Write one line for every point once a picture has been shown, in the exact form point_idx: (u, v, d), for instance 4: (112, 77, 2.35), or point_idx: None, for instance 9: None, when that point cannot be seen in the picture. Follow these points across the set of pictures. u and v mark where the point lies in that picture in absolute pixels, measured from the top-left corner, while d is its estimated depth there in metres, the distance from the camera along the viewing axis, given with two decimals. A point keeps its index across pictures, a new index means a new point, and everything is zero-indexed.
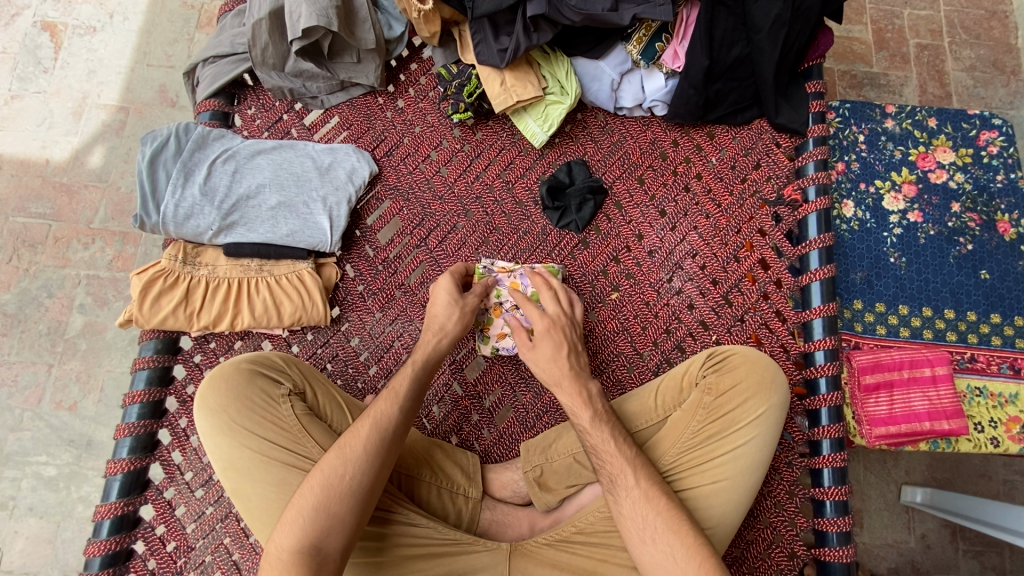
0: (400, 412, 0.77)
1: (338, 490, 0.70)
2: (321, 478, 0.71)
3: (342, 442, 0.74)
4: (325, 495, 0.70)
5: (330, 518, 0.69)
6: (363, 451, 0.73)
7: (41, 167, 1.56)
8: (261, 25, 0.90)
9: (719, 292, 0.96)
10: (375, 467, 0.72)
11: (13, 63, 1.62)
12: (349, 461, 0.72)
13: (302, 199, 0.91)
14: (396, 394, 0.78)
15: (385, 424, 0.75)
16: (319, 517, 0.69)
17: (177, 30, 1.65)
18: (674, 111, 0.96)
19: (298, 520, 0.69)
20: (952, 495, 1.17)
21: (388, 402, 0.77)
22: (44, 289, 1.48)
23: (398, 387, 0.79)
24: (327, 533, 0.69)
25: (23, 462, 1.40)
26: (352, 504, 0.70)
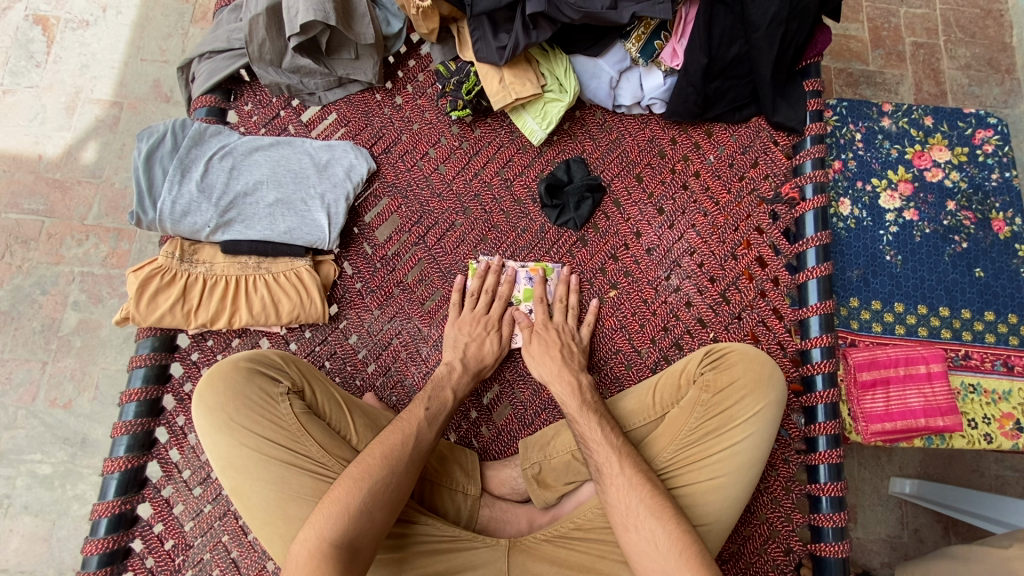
0: (435, 436, 0.79)
1: (381, 496, 0.72)
2: (368, 481, 0.72)
3: (383, 448, 0.75)
4: (371, 496, 0.71)
5: (369, 520, 0.70)
6: (407, 464, 0.75)
7: (34, 163, 1.55)
8: (258, 20, 0.89)
9: (716, 290, 0.96)
10: (414, 479, 0.75)
11: (4, 57, 1.60)
12: (397, 472, 0.73)
13: (300, 196, 0.91)
14: (435, 418, 0.81)
15: (424, 443, 0.78)
16: (358, 519, 0.69)
17: (171, 25, 1.63)
18: (673, 109, 0.96)
19: (341, 517, 0.69)
20: (939, 487, 1.21)
21: (428, 424, 0.80)
22: (37, 286, 1.47)
23: (434, 410, 0.81)
24: (363, 534, 0.69)
25: (18, 460, 1.39)
26: (389, 512, 0.72)
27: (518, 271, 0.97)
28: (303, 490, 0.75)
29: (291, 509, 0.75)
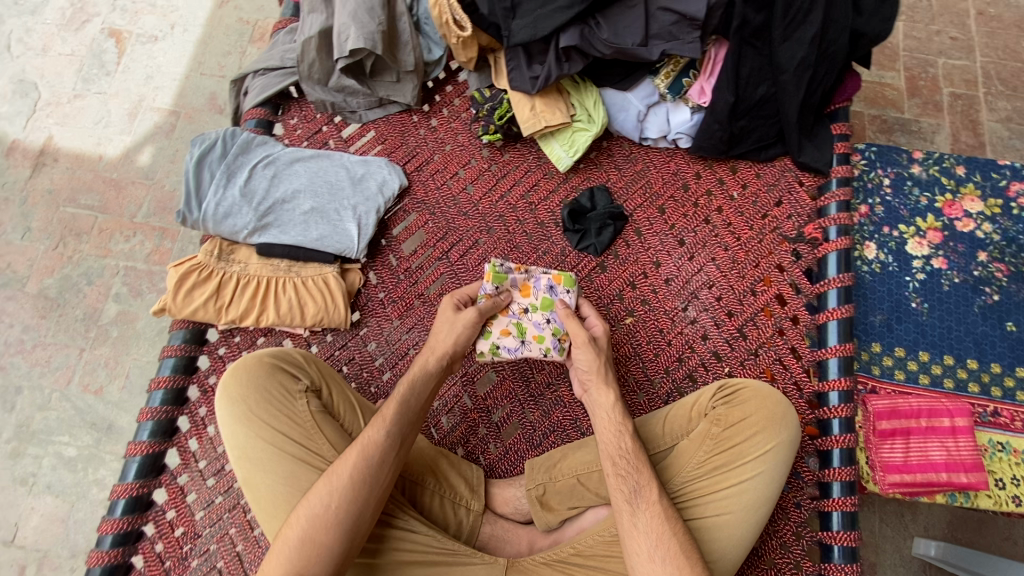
0: (385, 438, 0.77)
1: (324, 520, 0.72)
2: (308, 509, 0.72)
3: (332, 467, 0.76)
4: (312, 523, 0.72)
5: (315, 546, 0.71)
6: (347, 481, 0.74)
7: (94, 162, 1.67)
8: (309, 42, 0.94)
9: (734, 325, 0.96)
10: (363, 494, 0.74)
11: (79, 65, 1.75)
12: (336, 492, 0.73)
13: (334, 206, 0.96)
14: (383, 419, 0.78)
15: (373, 450, 0.76)
16: (306, 546, 0.71)
17: (231, 43, 1.76)
18: (699, 144, 0.98)
19: (285, 551, 0.71)
20: (966, 551, 1.15)
21: (375, 427, 0.78)
22: (84, 277, 1.56)
23: (386, 411, 0.79)
24: (312, 560, 0.70)
25: (47, 441, 1.45)
26: (339, 535, 0.72)
27: (540, 277, 0.92)
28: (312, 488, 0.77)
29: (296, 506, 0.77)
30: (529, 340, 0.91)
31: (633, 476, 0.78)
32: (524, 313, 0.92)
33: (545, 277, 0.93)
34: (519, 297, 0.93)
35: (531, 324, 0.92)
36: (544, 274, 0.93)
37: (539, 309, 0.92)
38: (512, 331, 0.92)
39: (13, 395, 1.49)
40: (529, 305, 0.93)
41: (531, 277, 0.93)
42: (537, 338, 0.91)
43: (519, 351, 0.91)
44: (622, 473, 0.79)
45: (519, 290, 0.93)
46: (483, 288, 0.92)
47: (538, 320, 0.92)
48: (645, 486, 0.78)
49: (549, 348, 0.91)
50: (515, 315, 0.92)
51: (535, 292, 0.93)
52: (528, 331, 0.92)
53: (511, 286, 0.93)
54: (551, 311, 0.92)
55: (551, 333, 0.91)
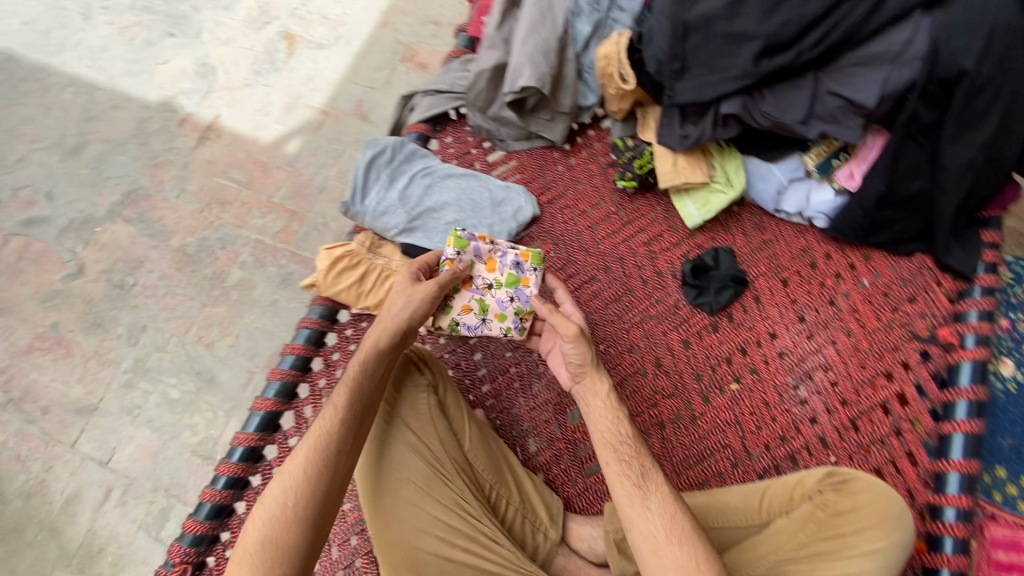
0: (341, 428, 0.77)
1: (284, 518, 0.73)
2: (266, 513, 0.73)
3: (289, 464, 0.77)
4: (273, 524, 0.72)
5: (279, 548, 0.71)
6: (299, 477, 0.75)
7: (249, 143, 1.87)
8: (482, 74, 1.03)
9: (846, 414, 0.94)
10: (318, 488, 0.74)
11: (254, 59, 1.99)
12: (296, 490, 0.74)
13: (474, 223, 1.03)
14: (335, 409, 0.78)
15: (324, 438, 0.77)
16: (267, 549, 0.71)
17: (385, 60, 1.95)
18: (837, 226, 0.98)
19: (246, 555, 0.71)
20: None
21: (331, 417, 0.78)
22: (219, 241, 1.74)
23: (337, 400, 0.79)
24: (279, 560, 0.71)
25: (157, 379, 1.60)
26: (299, 532, 0.72)
27: (506, 252, 0.94)
28: (419, 475, 0.86)
29: (403, 490, 0.86)
30: (491, 319, 0.94)
31: (637, 463, 0.78)
32: (490, 290, 0.94)
33: (512, 253, 0.94)
34: (483, 272, 0.94)
35: (493, 301, 0.94)
36: (511, 250, 0.94)
37: (504, 285, 0.94)
38: (473, 307, 0.93)
39: (138, 332, 1.66)
40: (495, 281, 0.94)
41: (498, 251, 0.95)
42: (499, 316, 0.94)
43: (480, 328, 0.94)
44: (625, 461, 0.79)
45: (486, 266, 0.94)
46: (445, 254, 0.92)
47: (500, 297, 0.94)
48: (652, 472, 0.78)
49: (510, 327, 0.94)
50: (480, 291, 0.94)
51: (501, 269, 0.94)
52: (488, 307, 0.94)
53: (474, 258, 0.93)
54: (516, 287, 0.94)
55: (513, 313, 0.93)
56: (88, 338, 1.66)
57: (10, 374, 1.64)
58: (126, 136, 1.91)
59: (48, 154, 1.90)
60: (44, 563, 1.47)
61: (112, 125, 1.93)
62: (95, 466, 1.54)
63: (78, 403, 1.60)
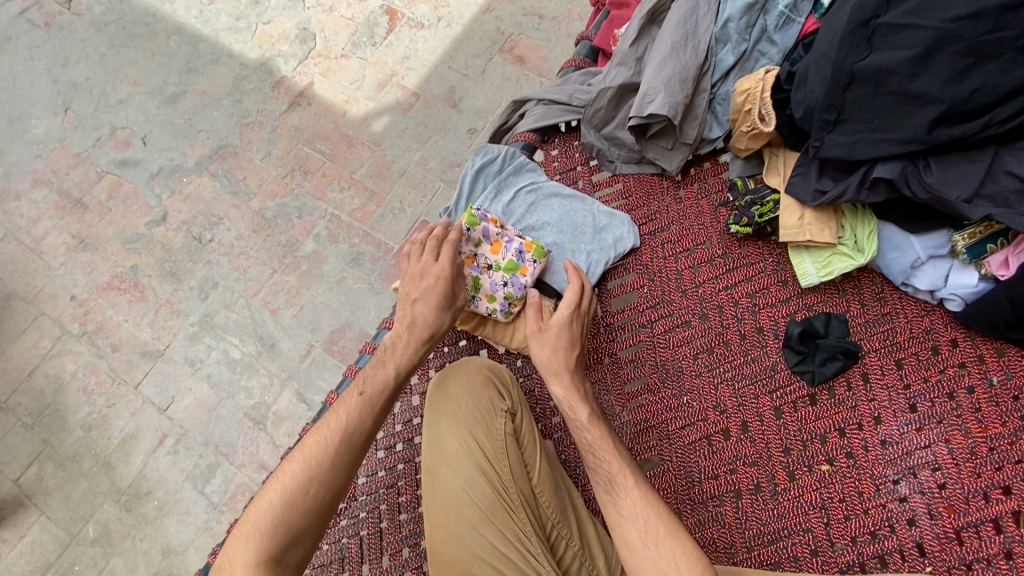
0: (369, 422, 0.80)
1: (303, 500, 0.74)
2: (289, 485, 0.75)
3: (305, 452, 0.77)
4: (293, 499, 0.74)
5: (290, 527, 0.73)
6: (327, 467, 0.76)
7: (338, 116, 1.87)
8: (606, 92, 0.98)
9: (951, 523, 0.85)
10: (336, 484, 0.76)
11: (354, 30, 1.98)
12: (319, 476, 0.75)
13: (572, 248, 0.99)
14: (366, 402, 0.81)
15: (350, 436, 0.78)
16: (283, 521, 0.73)
17: (483, 49, 1.90)
18: (974, 315, 0.89)
19: (263, 518, 0.73)
20: None
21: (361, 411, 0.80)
22: (297, 210, 1.76)
23: (366, 389, 0.82)
24: (290, 538, 0.73)
25: (221, 336, 1.64)
26: (312, 517, 0.75)
27: (512, 239, 0.93)
28: (482, 501, 0.82)
29: (466, 513, 0.82)
30: (481, 298, 0.91)
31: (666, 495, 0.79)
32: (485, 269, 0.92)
33: (517, 241, 0.93)
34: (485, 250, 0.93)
35: (487, 282, 0.91)
36: (517, 237, 0.93)
37: (503, 269, 0.91)
38: (467, 283, 0.91)
39: (209, 288, 1.70)
40: (494, 263, 0.92)
41: (505, 236, 0.93)
42: (489, 297, 0.91)
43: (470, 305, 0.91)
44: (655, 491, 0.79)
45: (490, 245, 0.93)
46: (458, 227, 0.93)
47: (494, 281, 0.91)
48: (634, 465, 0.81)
49: (496, 310, 0.91)
50: (479, 269, 0.92)
51: (504, 253, 0.93)
52: (483, 288, 0.91)
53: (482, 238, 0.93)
54: (513, 274, 0.91)
55: (503, 298, 0.91)
56: (162, 285, 1.72)
57: (88, 308, 1.71)
58: (222, 91, 1.94)
59: (147, 98, 1.95)
60: (97, 494, 1.53)
61: (210, 78, 1.96)
62: (154, 411, 1.60)
63: (146, 346, 1.66)
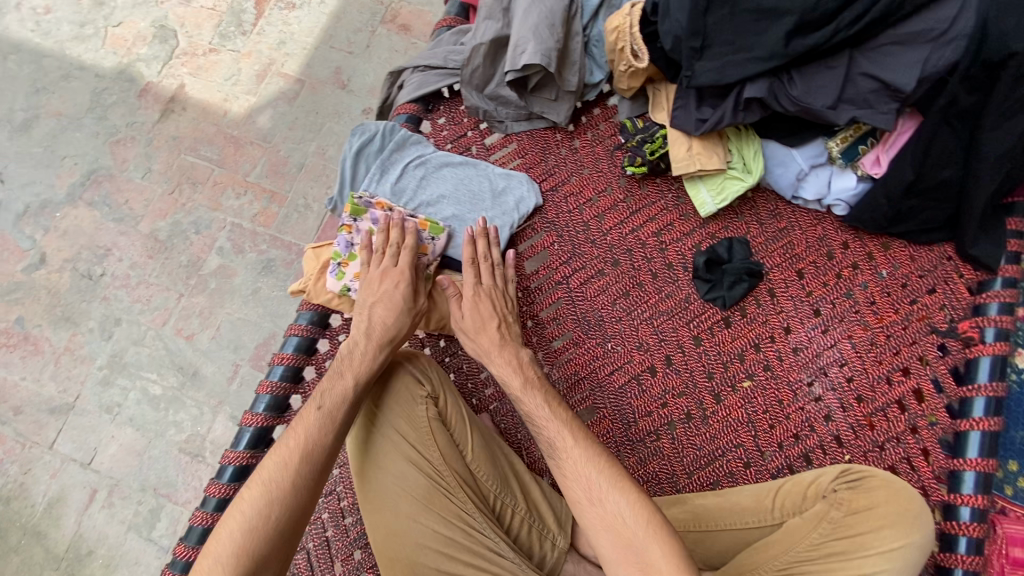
0: (329, 436, 0.76)
1: (262, 527, 0.71)
2: (246, 514, 0.71)
3: (262, 475, 0.74)
4: (253, 528, 0.71)
5: (252, 558, 0.69)
6: (288, 487, 0.73)
7: (218, 117, 1.73)
8: (479, 49, 0.94)
9: (862, 411, 0.91)
10: (297, 503, 0.73)
11: (218, 21, 1.81)
12: (277, 501, 0.72)
13: (473, 217, 0.95)
14: (324, 416, 0.77)
15: (309, 452, 0.75)
16: (241, 556, 0.69)
17: (363, 22, 1.79)
18: (857, 215, 0.93)
19: (222, 557, 0.69)
20: None
21: (319, 424, 0.76)
22: (193, 225, 1.63)
23: (326, 401, 0.78)
24: (254, 572, 0.69)
25: (135, 375, 1.53)
26: (274, 545, 0.71)
27: (403, 221, 0.90)
28: (417, 490, 0.82)
29: (404, 503, 0.82)
30: None
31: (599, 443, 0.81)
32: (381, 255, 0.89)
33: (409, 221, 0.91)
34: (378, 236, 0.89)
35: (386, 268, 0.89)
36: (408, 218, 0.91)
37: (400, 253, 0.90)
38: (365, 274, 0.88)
39: (111, 326, 1.56)
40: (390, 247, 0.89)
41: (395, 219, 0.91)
42: None
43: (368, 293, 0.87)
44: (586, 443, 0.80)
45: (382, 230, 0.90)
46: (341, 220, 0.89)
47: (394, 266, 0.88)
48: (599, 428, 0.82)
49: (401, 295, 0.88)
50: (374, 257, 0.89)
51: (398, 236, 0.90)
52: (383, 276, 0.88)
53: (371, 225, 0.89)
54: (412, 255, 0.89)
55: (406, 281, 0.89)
56: (57, 333, 1.56)
57: None
58: (80, 109, 1.75)
59: None
60: (32, 567, 1.42)
61: (63, 97, 1.76)
62: (77, 467, 1.48)
63: (53, 402, 1.52)
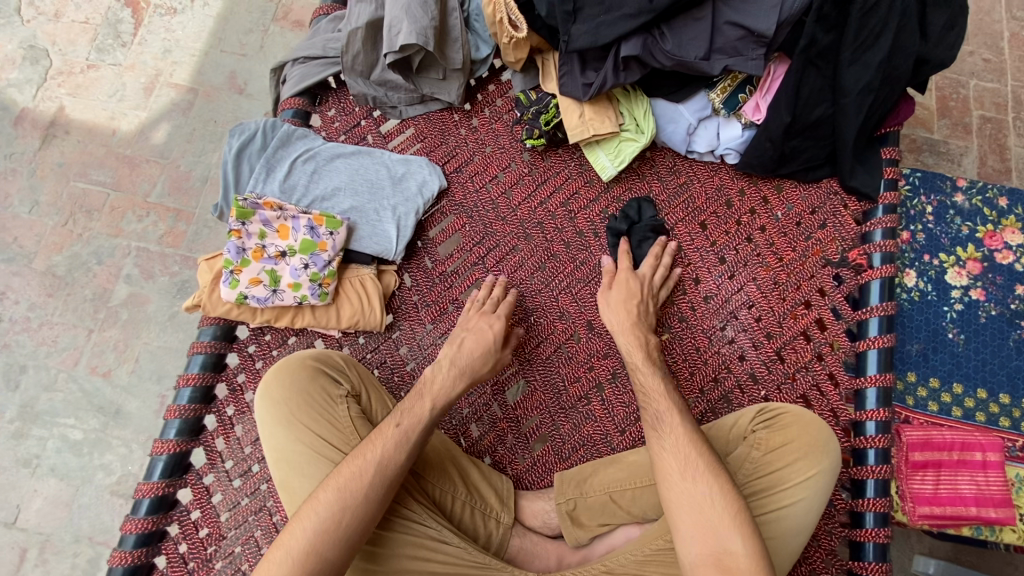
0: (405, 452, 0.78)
1: (332, 534, 0.71)
2: (316, 518, 0.72)
3: (337, 484, 0.74)
4: (322, 532, 0.71)
5: (319, 560, 0.70)
6: (362, 498, 0.74)
7: (107, 137, 1.61)
8: (356, 34, 0.91)
9: (772, 347, 0.95)
10: (371, 514, 0.74)
11: (93, 34, 1.68)
12: (348, 509, 0.73)
13: (373, 206, 0.93)
14: (404, 437, 0.78)
15: (384, 469, 0.76)
16: (308, 558, 0.70)
17: (253, 21, 1.70)
18: (747, 162, 0.96)
19: (289, 556, 0.70)
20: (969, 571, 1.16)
21: (397, 446, 0.77)
22: (94, 256, 1.52)
23: (407, 426, 0.79)
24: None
25: (51, 422, 1.42)
26: (344, 550, 0.72)
27: (297, 218, 0.86)
28: None
29: None
30: (283, 290, 0.84)
31: None
32: (280, 258, 0.85)
33: (303, 218, 0.87)
34: (274, 238, 0.86)
35: (286, 271, 0.85)
36: (302, 215, 0.87)
37: (298, 253, 0.86)
38: (263, 279, 0.84)
39: (16, 374, 1.45)
40: (287, 248, 0.86)
41: (289, 218, 0.87)
42: (293, 286, 0.85)
43: (270, 300, 0.84)
44: None
45: (277, 231, 0.86)
46: (230, 225, 0.85)
47: (294, 268, 0.85)
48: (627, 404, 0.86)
49: (306, 295, 0.85)
50: (271, 260, 0.85)
51: (294, 235, 0.87)
52: (283, 279, 0.85)
53: (263, 227, 0.86)
54: (311, 253, 0.86)
55: (308, 281, 0.85)
56: None
57: None
58: None
59: None
60: None
61: None
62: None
63: None
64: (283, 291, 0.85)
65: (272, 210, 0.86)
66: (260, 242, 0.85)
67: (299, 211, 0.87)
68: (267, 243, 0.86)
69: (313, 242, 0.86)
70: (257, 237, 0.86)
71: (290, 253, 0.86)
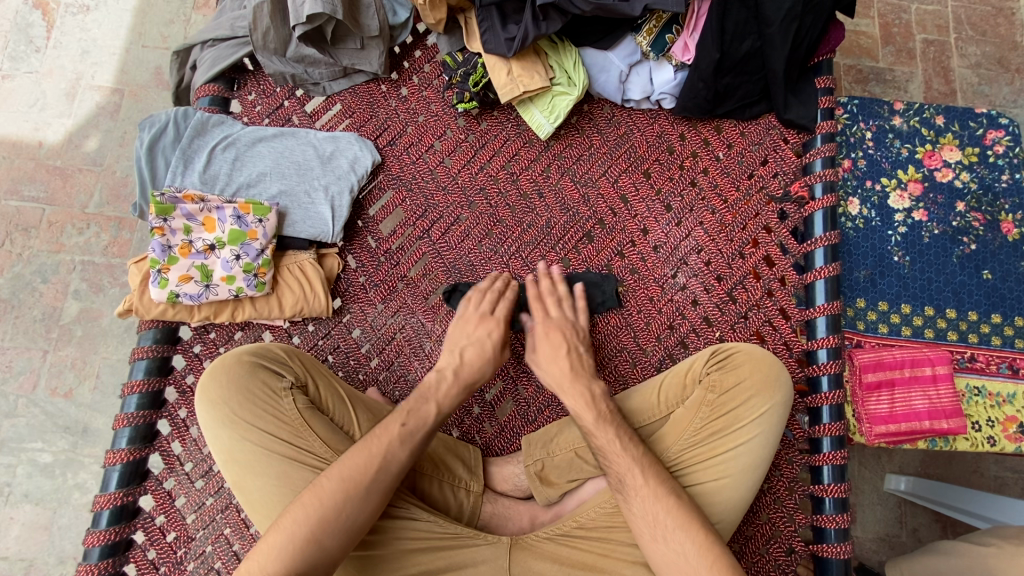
0: (411, 455, 0.76)
1: (332, 525, 0.70)
2: (315, 510, 0.70)
3: (340, 474, 0.72)
4: (321, 524, 0.70)
5: (318, 550, 0.69)
6: (364, 491, 0.72)
7: (33, 150, 1.53)
8: (262, 7, 0.88)
9: (723, 289, 0.95)
10: (371, 506, 0.72)
11: (4, 42, 1.58)
12: (351, 500, 0.71)
13: (304, 188, 0.91)
14: (409, 436, 0.76)
15: (393, 464, 0.74)
16: (308, 547, 0.69)
17: (173, 11, 1.61)
18: (683, 105, 0.95)
19: (285, 547, 0.68)
20: (933, 482, 1.21)
21: (402, 443, 0.75)
22: (38, 275, 1.46)
23: (409, 422, 0.77)
24: (314, 565, 0.69)
25: (18, 448, 1.39)
26: (343, 540, 0.71)
27: (221, 209, 0.85)
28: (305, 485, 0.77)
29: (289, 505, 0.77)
30: (216, 284, 0.83)
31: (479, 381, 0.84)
32: (209, 251, 0.84)
33: (228, 208, 0.85)
34: (200, 232, 0.84)
35: (217, 265, 0.83)
36: (225, 204, 0.85)
37: (227, 244, 0.84)
38: (194, 275, 0.83)
39: None
40: (215, 241, 0.84)
41: (213, 209, 0.85)
42: (226, 279, 0.83)
43: (204, 295, 0.83)
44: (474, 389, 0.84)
45: (202, 224, 0.85)
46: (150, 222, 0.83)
47: (225, 260, 0.83)
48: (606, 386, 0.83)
49: (242, 287, 0.84)
50: (200, 255, 0.83)
51: (221, 226, 0.85)
52: (216, 272, 0.83)
53: (187, 221, 0.84)
54: (241, 244, 0.84)
55: (241, 272, 0.83)
56: None
57: None
58: None
59: None
60: None
61: None
62: None
63: None
64: (218, 285, 0.83)
65: (193, 204, 0.84)
66: (186, 238, 0.83)
67: (222, 201, 0.85)
68: (193, 238, 0.84)
69: (241, 231, 0.85)
70: (182, 233, 0.84)
71: (218, 245, 0.84)
